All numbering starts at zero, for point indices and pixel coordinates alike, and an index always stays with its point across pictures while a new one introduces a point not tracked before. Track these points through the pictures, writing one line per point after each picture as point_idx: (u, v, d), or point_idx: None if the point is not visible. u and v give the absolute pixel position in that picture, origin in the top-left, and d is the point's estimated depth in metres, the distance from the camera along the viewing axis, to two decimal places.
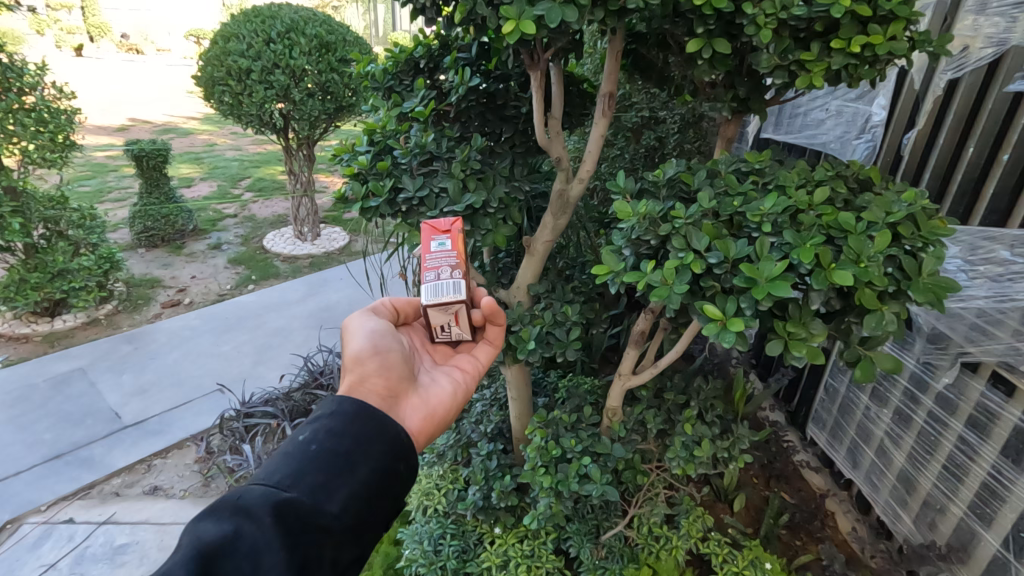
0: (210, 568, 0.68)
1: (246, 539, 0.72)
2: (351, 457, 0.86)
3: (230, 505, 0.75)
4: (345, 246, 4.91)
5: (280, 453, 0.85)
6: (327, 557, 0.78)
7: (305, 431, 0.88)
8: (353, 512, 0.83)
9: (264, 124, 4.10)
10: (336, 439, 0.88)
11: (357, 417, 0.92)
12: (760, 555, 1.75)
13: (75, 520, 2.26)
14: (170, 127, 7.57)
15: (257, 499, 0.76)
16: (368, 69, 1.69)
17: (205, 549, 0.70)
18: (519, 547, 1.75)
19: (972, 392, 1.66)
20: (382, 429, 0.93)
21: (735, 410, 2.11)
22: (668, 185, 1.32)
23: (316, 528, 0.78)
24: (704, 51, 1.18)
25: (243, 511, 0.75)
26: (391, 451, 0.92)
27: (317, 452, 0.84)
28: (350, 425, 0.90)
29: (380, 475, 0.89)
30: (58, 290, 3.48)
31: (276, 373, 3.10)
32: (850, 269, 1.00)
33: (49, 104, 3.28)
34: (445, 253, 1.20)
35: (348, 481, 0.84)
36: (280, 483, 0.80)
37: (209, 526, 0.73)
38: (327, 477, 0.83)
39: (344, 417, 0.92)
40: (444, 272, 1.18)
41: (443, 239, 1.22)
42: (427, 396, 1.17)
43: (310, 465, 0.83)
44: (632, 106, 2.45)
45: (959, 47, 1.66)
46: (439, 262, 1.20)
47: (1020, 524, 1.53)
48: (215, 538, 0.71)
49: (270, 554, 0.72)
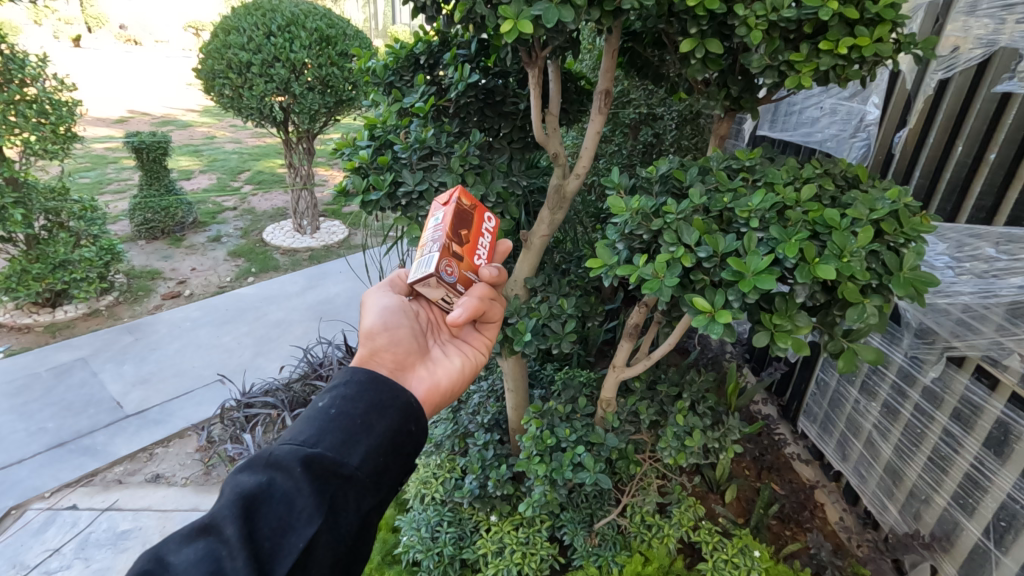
0: (248, 514, 0.74)
1: (278, 488, 0.77)
2: (369, 417, 0.87)
3: (263, 458, 0.80)
4: (344, 239, 4.94)
5: (303, 413, 0.87)
6: (353, 505, 0.80)
7: (326, 394, 0.90)
8: (375, 466, 0.84)
9: (265, 117, 4.12)
10: (353, 400, 0.88)
11: (373, 381, 0.92)
12: (750, 543, 1.79)
13: (78, 506, 2.30)
14: (170, 119, 7.57)
15: (283, 454, 0.79)
16: (369, 64, 1.71)
17: (243, 497, 0.75)
18: (514, 535, 1.80)
19: (957, 385, 1.70)
20: (398, 390, 0.93)
21: (727, 403, 2.15)
22: (662, 181, 1.35)
23: (339, 480, 0.80)
24: (697, 51, 1.22)
25: (275, 464, 0.79)
26: (408, 411, 0.92)
27: (336, 413, 0.85)
28: (368, 387, 0.91)
29: (400, 431, 0.89)
30: (60, 281, 3.50)
31: (277, 364, 3.14)
32: (833, 263, 1.04)
33: (50, 96, 3.30)
34: (437, 227, 1.17)
35: (368, 438, 0.85)
36: (303, 440, 0.82)
37: (245, 478, 0.78)
38: (347, 434, 0.84)
39: (362, 380, 0.92)
40: (428, 247, 1.15)
41: (440, 214, 1.19)
42: (436, 370, 1.18)
43: (330, 423, 0.84)
44: (630, 102, 2.49)
45: (948, 48, 1.69)
46: (430, 239, 1.17)
47: (1000, 514, 1.58)
48: (250, 487, 0.76)
49: (300, 500, 0.76)
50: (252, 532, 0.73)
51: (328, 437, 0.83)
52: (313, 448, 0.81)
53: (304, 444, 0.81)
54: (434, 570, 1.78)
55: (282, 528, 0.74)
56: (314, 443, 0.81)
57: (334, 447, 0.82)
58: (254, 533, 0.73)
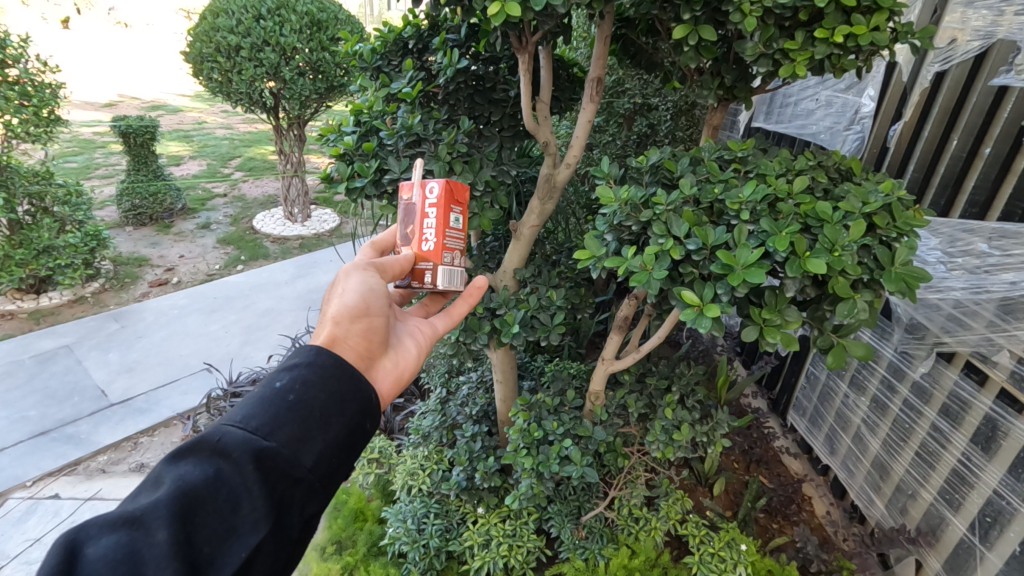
0: (186, 514, 0.69)
1: (224, 485, 0.72)
2: (327, 411, 0.83)
3: (210, 446, 0.75)
4: (335, 228, 4.91)
5: (254, 396, 0.82)
6: (300, 507, 0.77)
7: (283, 377, 0.85)
8: (328, 464, 0.81)
9: (254, 103, 4.05)
10: (313, 390, 0.84)
11: (336, 371, 0.88)
12: (737, 537, 1.78)
13: (61, 495, 2.28)
14: (160, 104, 7.45)
15: (235, 445, 0.74)
16: (356, 48, 1.67)
17: (186, 492, 0.70)
18: (501, 527, 1.79)
19: (946, 380, 1.69)
20: (361, 386, 0.89)
21: (717, 396, 2.13)
22: (652, 171, 1.33)
23: (289, 480, 0.76)
24: (690, 38, 1.18)
25: (223, 453, 0.74)
26: (366, 408, 0.89)
27: (294, 403, 0.81)
28: (330, 376, 0.87)
29: (356, 428, 0.86)
30: (44, 267, 3.44)
31: (264, 354, 3.11)
32: (824, 257, 1.02)
33: (32, 77, 3.23)
34: (458, 230, 1.23)
35: (323, 433, 0.81)
36: (256, 429, 0.77)
37: (187, 469, 0.73)
38: (303, 428, 0.80)
39: (324, 367, 0.87)
40: (456, 257, 1.22)
41: (458, 213, 1.24)
42: (400, 360, 1.11)
43: (286, 415, 0.79)
44: (624, 92, 2.45)
45: (947, 39, 1.66)
46: (459, 242, 1.23)
47: (986, 509, 1.58)
48: (195, 482, 0.71)
49: (249, 502, 0.72)
50: (189, 534, 0.68)
51: (283, 431, 0.78)
52: (267, 442, 0.76)
53: (256, 437, 0.76)
54: (420, 562, 1.76)
55: (224, 532, 0.70)
56: (268, 435, 0.77)
57: (289, 441, 0.78)
58: (193, 535, 0.68)
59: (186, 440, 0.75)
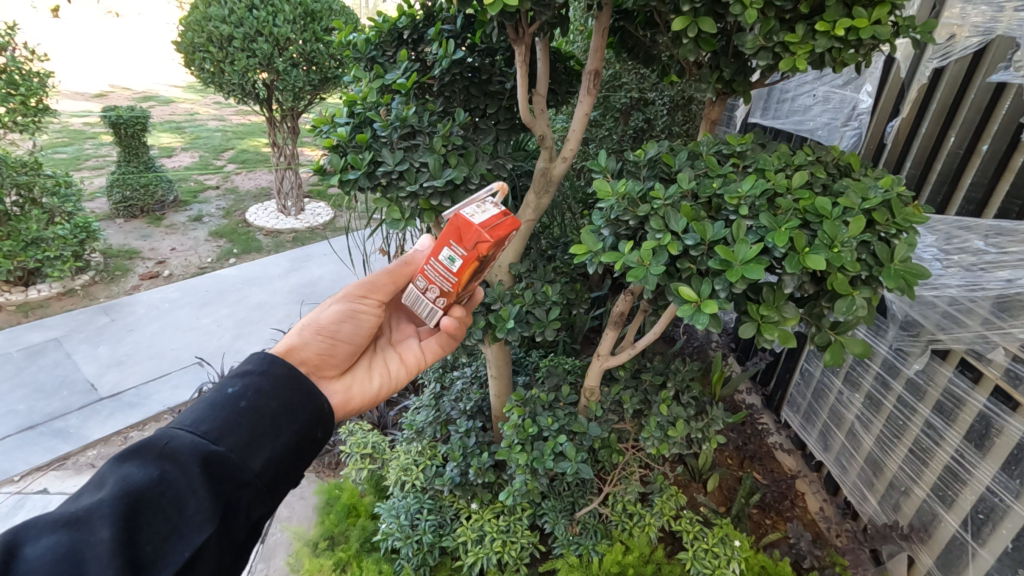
0: (130, 516, 0.67)
1: (170, 487, 0.72)
2: (277, 419, 0.84)
3: (156, 449, 0.74)
4: (329, 222, 4.87)
5: (205, 401, 0.82)
6: (246, 511, 0.77)
7: (235, 383, 0.86)
8: (275, 470, 0.82)
9: (247, 94, 4.00)
10: (265, 398, 0.85)
11: (289, 380, 0.89)
12: (731, 533, 1.77)
13: (49, 490, 2.25)
14: (150, 95, 7.35)
15: (183, 448, 0.75)
16: (350, 38, 1.63)
17: (131, 493, 0.69)
18: (495, 523, 1.77)
19: (941, 377, 1.69)
20: (314, 396, 0.90)
21: (712, 392, 2.12)
22: (649, 165, 1.31)
23: (235, 484, 0.77)
24: (689, 30, 1.16)
25: (170, 456, 0.74)
26: (319, 418, 0.91)
27: (245, 409, 0.82)
28: (284, 384, 0.88)
29: (305, 438, 0.87)
30: (33, 259, 3.39)
31: (257, 348, 3.08)
32: (824, 253, 1.01)
33: (20, 66, 3.17)
34: (447, 272, 1.07)
35: (273, 440, 0.82)
36: (205, 433, 0.78)
37: (132, 470, 0.72)
38: (252, 434, 0.81)
39: (277, 377, 0.89)
40: (432, 291, 1.12)
41: (455, 255, 1.04)
42: (352, 386, 1.14)
43: (236, 421, 0.80)
44: (621, 86, 2.44)
45: (945, 35, 1.65)
46: (439, 279, 1.09)
47: (979, 506, 1.58)
48: (141, 484, 0.70)
49: (195, 503, 0.72)
50: (133, 533, 0.67)
51: (232, 436, 0.79)
52: (216, 446, 0.77)
53: (205, 440, 0.76)
54: (413, 558, 1.75)
55: (168, 532, 0.69)
56: (217, 439, 0.78)
57: (237, 447, 0.79)
58: (137, 534, 0.67)
59: (131, 442, 0.74)
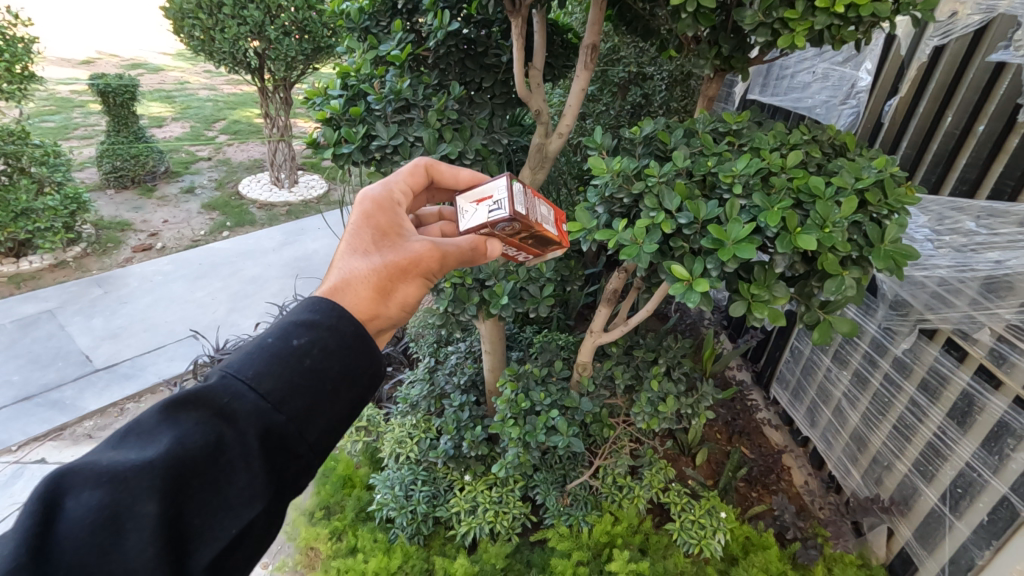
0: (179, 484, 0.65)
1: (224, 453, 0.69)
2: (338, 388, 0.79)
3: (216, 406, 0.71)
4: (323, 195, 4.83)
5: (268, 349, 0.77)
6: (293, 482, 0.77)
7: (302, 334, 0.79)
8: (328, 441, 0.79)
9: (238, 63, 3.92)
10: (331, 358, 0.79)
11: (356, 342, 0.83)
12: (717, 504, 1.81)
13: (47, 460, 2.28)
14: (140, 62, 7.19)
15: (244, 412, 0.71)
16: (343, 7, 1.60)
17: (182, 457, 0.66)
18: (487, 494, 1.82)
19: (926, 356, 1.72)
20: (376, 359, 0.85)
21: (702, 368, 2.14)
22: (645, 142, 1.31)
23: (289, 455, 0.75)
24: (688, 5, 1.14)
25: (227, 417, 0.71)
26: (375, 384, 0.86)
27: (309, 371, 0.76)
28: (351, 347, 0.82)
29: (359, 405, 0.84)
30: (22, 230, 3.35)
31: (252, 321, 3.08)
32: (814, 233, 1.02)
33: (3, 31, 3.08)
34: None
35: (331, 411, 0.79)
36: (268, 395, 0.73)
37: (188, 428, 0.68)
38: (314, 403, 0.77)
39: (345, 337, 0.82)
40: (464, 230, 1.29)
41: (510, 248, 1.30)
42: None
43: (300, 383, 0.76)
44: (620, 60, 2.43)
45: (948, 12, 1.57)
46: None
47: (958, 480, 1.62)
48: (196, 448, 0.67)
49: (245, 477, 0.70)
50: (181, 504, 0.65)
51: (294, 402, 0.75)
52: (277, 415, 0.73)
53: (267, 406, 0.73)
54: (407, 527, 1.80)
55: (220, 505, 0.68)
56: (278, 405, 0.74)
57: (298, 415, 0.75)
58: (185, 505, 0.66)
59: (190, 391, 0.70)
